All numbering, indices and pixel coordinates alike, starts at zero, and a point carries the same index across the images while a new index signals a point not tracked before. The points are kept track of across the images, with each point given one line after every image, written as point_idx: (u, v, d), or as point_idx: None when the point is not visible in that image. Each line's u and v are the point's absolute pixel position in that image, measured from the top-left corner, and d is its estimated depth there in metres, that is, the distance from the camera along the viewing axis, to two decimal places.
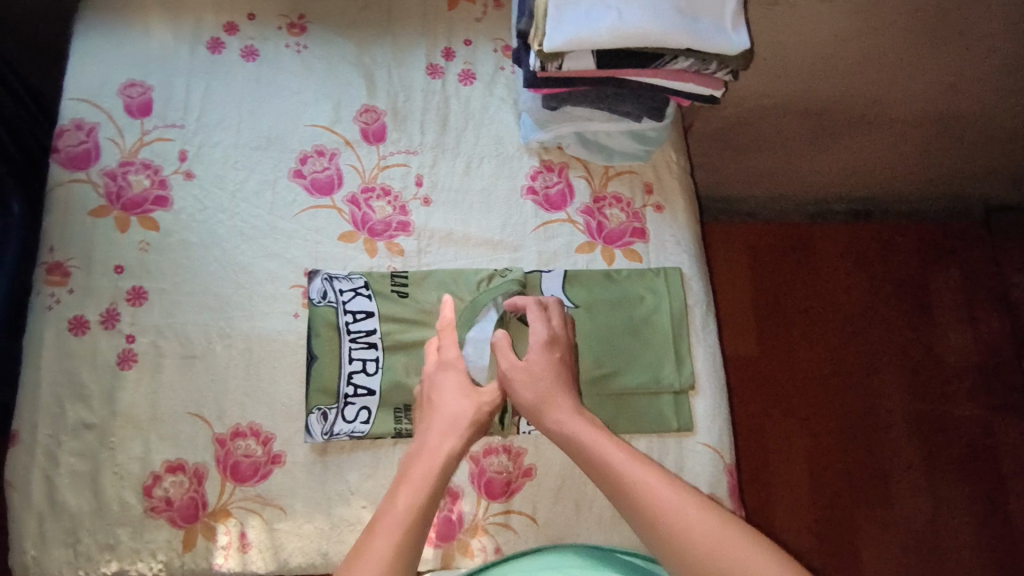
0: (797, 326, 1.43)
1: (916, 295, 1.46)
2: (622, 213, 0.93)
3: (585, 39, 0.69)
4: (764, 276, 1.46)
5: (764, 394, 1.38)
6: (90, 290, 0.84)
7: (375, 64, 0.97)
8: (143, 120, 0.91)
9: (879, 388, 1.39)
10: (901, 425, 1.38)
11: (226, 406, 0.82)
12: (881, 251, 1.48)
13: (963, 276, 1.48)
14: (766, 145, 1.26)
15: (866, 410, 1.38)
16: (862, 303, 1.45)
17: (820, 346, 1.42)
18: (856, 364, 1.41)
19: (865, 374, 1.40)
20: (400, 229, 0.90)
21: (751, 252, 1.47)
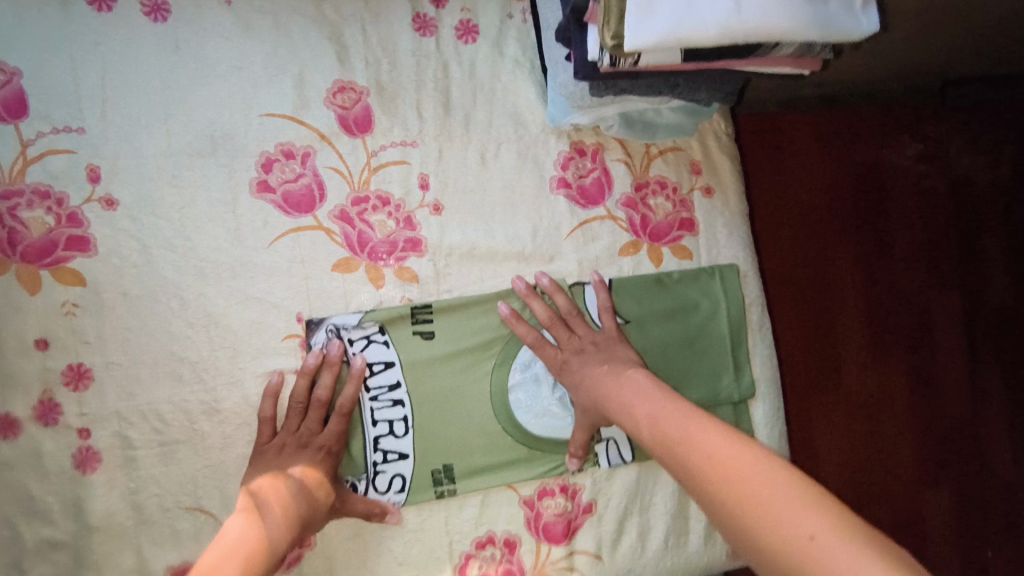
0: (764, 235, 1.10)
1: (907, 194, 1.14)
2: (667, 202, 0.79)
3: (686, 40, 0.50)
4: None
5: None
6: (12, 377, 0.64)
7: (342, 17, 0.72)
8: (18, 124, 0.64)
9: (852, 312, 1.12)
10: (849, 364, 1.12)
11: (230, 494, 0.68)
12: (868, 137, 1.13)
13: (927, 159, 1.14)
14: None
15: (834, 338, 1.12)
16: (846, 209, 1.12)
17: (793, 263, 1.11)
18: (829, 287, 1.12)
19: (837, 295, 1.12)
20: (409, 249, 0.72)
21: None
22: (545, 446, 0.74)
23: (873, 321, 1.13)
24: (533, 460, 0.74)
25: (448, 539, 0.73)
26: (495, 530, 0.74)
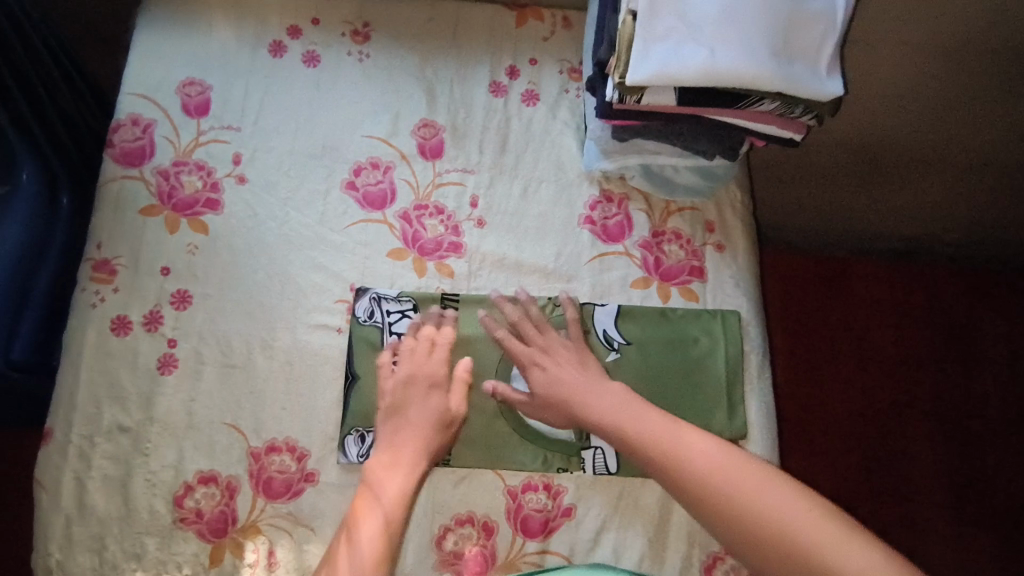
0: (795, 327, 1.40)
1: (945, 353, 1.39)
2: (680, 250, 0.89)
3: (673, 77, 0.66)
4: (801, 307, 1.41)
5: (797, 425, 1.34)
6: (137, 291, 0.83)
7: (438, 77, 0.95)
8: (199, 120, 0.90)
9: (864, 415, 1.35)
10: (938, 471, 1.32)
11: (263, 419, 0.81)
12: (908, 301, 1.41)
13: (993, 323, 1.41)
14: (817, 178, 1.16)
15: (836, 424, 1.34)
16: (874, 336, 1.40)
17: (821, 356, 1.38)
18: (845, 388, 1.36)
19: (857, 397, 1.36)
20: (451, 249, 0.88)
21: (789, 284, 1.42)
22: (534, 440, 0.82)
23: (884, 430, 1.34)
24: (521, 451, 0.82)
25: (432, 510, 0.79)
26: (476, 511, 0.80)
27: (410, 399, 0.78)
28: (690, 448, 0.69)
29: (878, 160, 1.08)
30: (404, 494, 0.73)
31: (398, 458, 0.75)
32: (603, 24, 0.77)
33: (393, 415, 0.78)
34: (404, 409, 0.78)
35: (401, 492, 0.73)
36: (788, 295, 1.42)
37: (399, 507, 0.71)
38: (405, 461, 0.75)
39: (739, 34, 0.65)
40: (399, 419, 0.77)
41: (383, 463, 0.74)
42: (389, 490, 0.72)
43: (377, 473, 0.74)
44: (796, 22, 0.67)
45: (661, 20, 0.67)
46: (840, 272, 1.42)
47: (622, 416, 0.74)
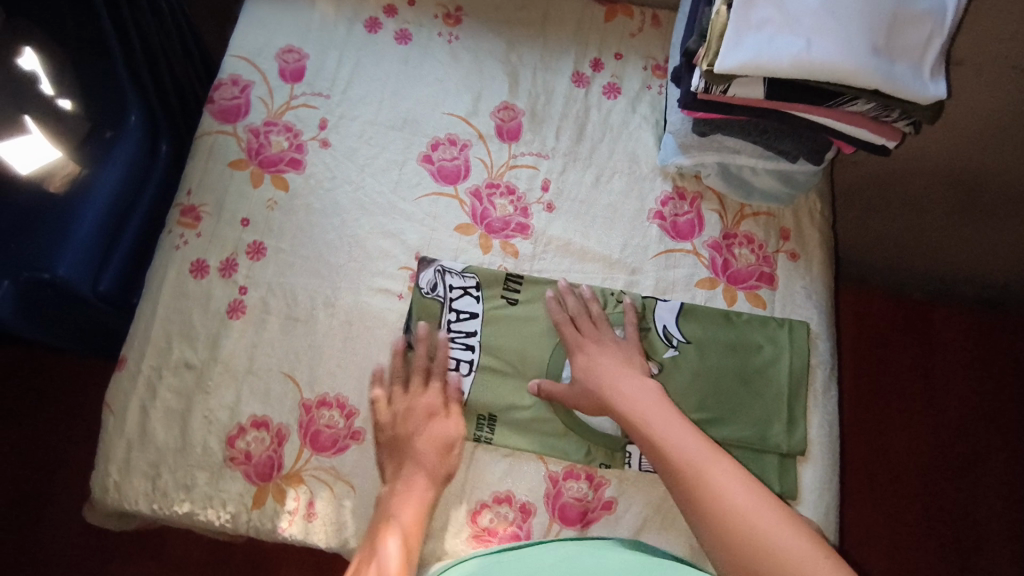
0: (865, 372, 1.32)
1: None
2: (752, 255, 0.87)
3: (764, 65, 0.64)
4: (872, 348, 1.33)
5: (861, 471, 1.27)
6: (216, 238, 0.87)
7: (522, 64, 0.96)
8: (293, 85, 0.94)
9: (933, 471, 1.26)
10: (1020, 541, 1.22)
11: (318, 373, 0.82)
12: (996, 354, 1.31)
13: None
14: (907, 213, 1.10)
15: (901, 476, 1.26)
16: (953, 389, 1.30)
17: (893, 402, 1.30)
18: (917, 440, 1.27)
19: (926, 450, 1.27)
20: (518, 230, 0.88)
21: (862, 322, 1.34)
22: (580, 431, 0.81)
23: (954, 488, 1.25)
24: (566, 441, 0.80)
25: (470, 484, 0.79)
26: (515, 492, 0.79)
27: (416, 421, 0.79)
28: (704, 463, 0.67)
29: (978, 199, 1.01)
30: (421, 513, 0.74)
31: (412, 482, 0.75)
32: (696, 16, 0.77)
33: (393, 446, 0.78)
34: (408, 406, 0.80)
35: (417, 509, 0.74)
36: (859, 334, 1.34)
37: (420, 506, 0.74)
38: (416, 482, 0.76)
39: (839, 27, 0.63)
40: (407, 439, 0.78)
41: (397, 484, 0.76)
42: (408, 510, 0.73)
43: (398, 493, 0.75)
44: (901, 21, 0.64)
45: (757, 10, 0.66)
46: (921, 316, 1.33)
47: (653, 423, 0.72)
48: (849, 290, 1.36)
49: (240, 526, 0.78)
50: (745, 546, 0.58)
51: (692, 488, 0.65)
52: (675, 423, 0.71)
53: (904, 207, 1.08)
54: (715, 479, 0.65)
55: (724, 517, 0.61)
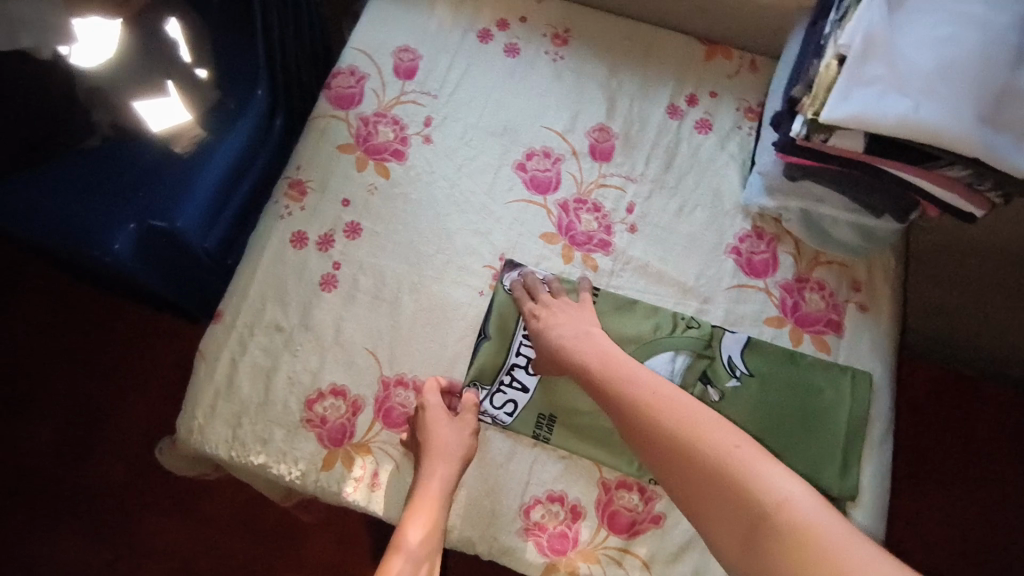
0: (913, 442, 1.26)
1: None
2: (821, 301, 0.90)
3: (871, 120, 0.68)
4: (937, 425, 1.26)
5: (913, 550, 1.19)
6: (318, 213, 0.93)
7: (621, 90, 1.01)
8: (404, 82, 1.01)
9: (974, 556, 1.20)
10: None
11: (396, 352, 0.87)
12: None
13: None
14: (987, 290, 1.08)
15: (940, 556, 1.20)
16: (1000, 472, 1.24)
17: (952, 483, 1.23)
18: (973, 526, 1.21)
19: (968, 532, 1.21)
20: (599, 246, 0.92)
21: (930, 395, 1.27)
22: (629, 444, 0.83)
23: (994, 575, 1.19)
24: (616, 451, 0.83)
25: (527, 479, 0.82)
26: (568, 492, 0.82)
27: (431, 437, 0.79)
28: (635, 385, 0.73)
29: None
30: (431, 530, 0.75)
31: (422, 499, 0.77)
32: (802, 67, 0.81)
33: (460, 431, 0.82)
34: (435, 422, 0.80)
35: (428, 528, 0.75)
36: (924, 407, 1.27)
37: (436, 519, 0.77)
38: (429, 497, 0.77)
39: (948, 93, 0.67)
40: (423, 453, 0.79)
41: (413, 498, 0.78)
42: (416, 525, 0.75)
43: (412, 509, 0.76)
44: (1007, 95, 0.68)
45: (871, 66, 0.69)
46: (989, 399, 1.27)
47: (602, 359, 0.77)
48: (915, 360, 1.31)
49: (307, 484, 0.82)
50: (733, 507, 0.61)
51: (669, 455, 0.67)
52: (654, 395, 0.71)
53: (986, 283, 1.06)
54: (652, 398, 0.71)
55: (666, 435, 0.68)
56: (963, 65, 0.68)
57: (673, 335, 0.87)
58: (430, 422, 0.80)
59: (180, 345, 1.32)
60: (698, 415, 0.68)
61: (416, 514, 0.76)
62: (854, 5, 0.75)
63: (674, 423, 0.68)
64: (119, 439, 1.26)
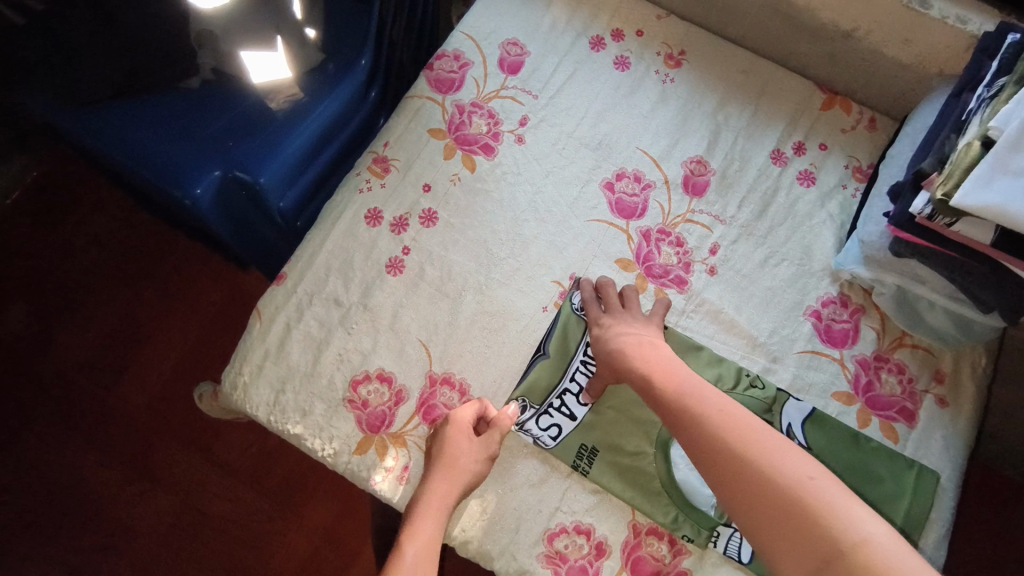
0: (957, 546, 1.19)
1: None
2: (898, 385, 0.85)
3: (1009, 215, 0.64)
4: (987, 536, 1.19)
5: None
6: (398, 194, 0.92)
7: (727, 124, 0.97)
8: (507, 76, 0.98)
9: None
10: None
11: (450, 350, 0.86)
12: None
13: None
14: None
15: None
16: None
17: None
18: None
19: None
20: (675, 282, 0.89)
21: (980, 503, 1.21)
22: (667, 499, 0.80)
23: None
24: (651, 502, 0.80)
25: (557, 506, 0.80)
26: (596, 528, 0.79)
27: (447, 451, 0.77)
28: (696, 395, 0.71)
29: None
30: (430, 550, 0.71)
31: (425, 515, 0.74)
32: (936, 141, 0.77)
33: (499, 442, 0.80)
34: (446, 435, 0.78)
35: (427, 546, 0.71)
36: (974, 512, 1.20)
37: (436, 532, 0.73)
38: (430, 515, 0.74)
39: None
40: (435, 466, 0.77)
41: (414, 514, 0.74)
42: (416, 541, 0.71)
43: (412, 525, 0.73)
44: None
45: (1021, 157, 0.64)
46: None
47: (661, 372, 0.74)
48: (979, 465, 1.23)
49: (338, 465, 0.82)
50: (798, 532, 0.57)
51: (735, 471, 0.63)
52: (728, 412, 0.68)
53: None
54: (710, 409, 0.69)
55: (725, 447, 0.65)
56: None
57: (734, 391, 0.83)
58: (446, 437, 0.78)
59: (230, 287, 1.34)
60: (770, 440, 0.64)
61: (417, 530, 0.72)
62: (1009, 86, 0.70)
63: (750, 442, 0.64)
64: (153, 367, 1.28)
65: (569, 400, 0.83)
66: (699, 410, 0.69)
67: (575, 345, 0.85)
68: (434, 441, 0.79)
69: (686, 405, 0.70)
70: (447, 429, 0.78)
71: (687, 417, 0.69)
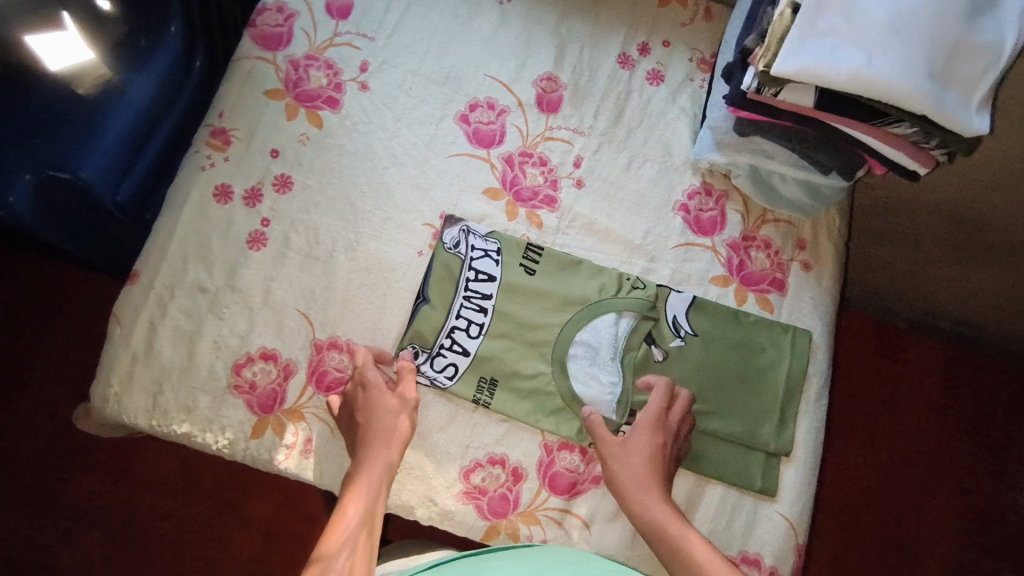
0: (841, 391, 1.33)
1: (986, 458, 1.30)
2: (767, 259, 0.89)
3: (823, 73, 0.66)
4: (860, 373, 1.34)
5: (832, 487, 1.28)
6: (244, 164, 0.86)
7: (571, 37, 0.96)
8: (338, 22, 0.93)
9: (889, 494, 1.28)
10: (941, 561, 1.25)
11: (332, 314, 0.83)
12: (965, 394, 1.33)
13: None
14: (907, 242, 1.12)
15: (855, 493, 1.28)
16: (911, 415, 1.32)
17: (868, 428, 1.31)
18: (880, 463, 1.30)
19: (885, 471, 1.29)
20: (545, 202, 0.89)
21: (852, 345, 1.36)
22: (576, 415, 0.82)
23: (896, 508, 1.27)
24: (561, 419, 0.82)
25: (468, 443, 0.80)
26: (509, 455, 0.80)
27: (379, 415, 0.76)
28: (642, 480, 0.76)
29: (975, 242, 1.04)
30: (371, 511, 0.71)
31: (364, 482, 0.73)
32: (757, 14, 0.78)
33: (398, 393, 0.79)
34: (370, 400, 0.77)
35: (368, 512, 0.71)
36: (846, 354, 1.36)
37: (377, 492, 0.73)
38: (369, 477, 0.73)
39: (902, 47, 0.65)
40: (367, 430, 0.75)
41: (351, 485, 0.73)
42: (358, 503, 0.71)
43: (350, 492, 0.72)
44: (963, 48, 0.66)
45: (825, 17, 0.67)
46: (898, 348, 1.35)
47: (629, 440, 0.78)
48: (847, 313, 1.37)
49: (237, 453, 0.79)
50: None
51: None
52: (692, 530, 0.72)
53: (906, 238, 1.10)
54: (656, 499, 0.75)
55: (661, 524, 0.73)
56: (917, 17, 0.66)
57: (618, 296, 0.85)
58: (372, 401, 0.76)
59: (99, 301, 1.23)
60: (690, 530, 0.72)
61: (359, 491, 0.72)
62: None
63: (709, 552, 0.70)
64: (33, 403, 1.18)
65: (460, 339, 0.83)
66: (672, 526, 0.72)
67: (456, 282, 0.84)
68: (357, 408, 0.77)
69: (662, 519, 0.73)
70: (368, 394, 0.77)
71: (660, 535, 0.72)
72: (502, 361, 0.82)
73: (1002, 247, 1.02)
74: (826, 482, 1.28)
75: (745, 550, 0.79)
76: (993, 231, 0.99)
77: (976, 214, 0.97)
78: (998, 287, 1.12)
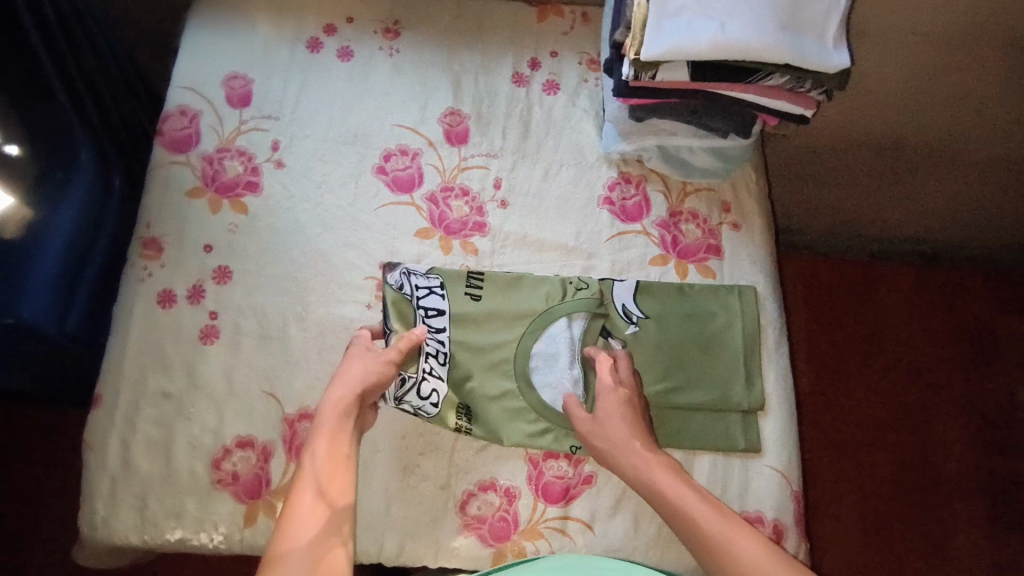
0: (813, 331, 1.35)
1: (965, 356, 1.34)
2: (697, 229, 0.92)
3: (684, 50, 0.70)
4: (826, 309, 1.36)
5: (830, 424, 1.29)
6: (180, 266, 0.88)
7: (463, 70, 1.00)
8: (241, 111, 0.96)
9: (893, 423, 1.29)
10: (951, 464, 1.27)
11: (296, 387, 0.84)
12: (929, 303, 1.37)
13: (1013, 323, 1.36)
14: (831, 178, 1.15)
15: (863, 430, 1.29)
16: (886, 336, 1.35)
17: (848, 359, 1.33)
18: (868, 389, 1.32)
19: (883, 401, 1.31)
20: (476, 229, 0.92)
21: (812, 286, 1.37)
22: (553, 426, 0.83)
23: (896, 427, 1.29)
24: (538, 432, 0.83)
25: (456, 478, 0.81)
26: (499, 478, 0.81)
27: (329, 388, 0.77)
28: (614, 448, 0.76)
29: (888, 161, 1.08)
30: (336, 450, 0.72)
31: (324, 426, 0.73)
32: (621, 9, 0.82)
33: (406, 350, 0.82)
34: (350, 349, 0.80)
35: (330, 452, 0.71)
36: (810, 294, 1.37)
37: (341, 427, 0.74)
38: (334, 415, 0.74)
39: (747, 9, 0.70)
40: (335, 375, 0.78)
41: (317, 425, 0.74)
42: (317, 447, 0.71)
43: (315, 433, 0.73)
44: None
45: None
46: (856, 277, 1.38)
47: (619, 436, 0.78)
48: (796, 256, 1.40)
49: (234, 545, 0.79)
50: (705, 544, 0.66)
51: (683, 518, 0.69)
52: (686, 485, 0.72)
53: (828, 173, 1.14)
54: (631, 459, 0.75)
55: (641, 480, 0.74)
56: None
57: (565, 301, 0.87)
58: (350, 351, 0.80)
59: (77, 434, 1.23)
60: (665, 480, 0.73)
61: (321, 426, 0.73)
62: None
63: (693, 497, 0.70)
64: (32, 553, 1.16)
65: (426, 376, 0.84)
66: (664, 482, 0.72)
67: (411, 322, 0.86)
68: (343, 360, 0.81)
69: (651, 481, 0.73)
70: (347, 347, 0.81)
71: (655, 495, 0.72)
72: (470, 389, 0.84)
73: (915, 158, 1.06)
74: (821, 422, 1.29)
75: (747, 511, 0.80)
76: (900, 146, 1.04)
77: (879, 137, 1.02)
78: (926, 195, 1.16)
